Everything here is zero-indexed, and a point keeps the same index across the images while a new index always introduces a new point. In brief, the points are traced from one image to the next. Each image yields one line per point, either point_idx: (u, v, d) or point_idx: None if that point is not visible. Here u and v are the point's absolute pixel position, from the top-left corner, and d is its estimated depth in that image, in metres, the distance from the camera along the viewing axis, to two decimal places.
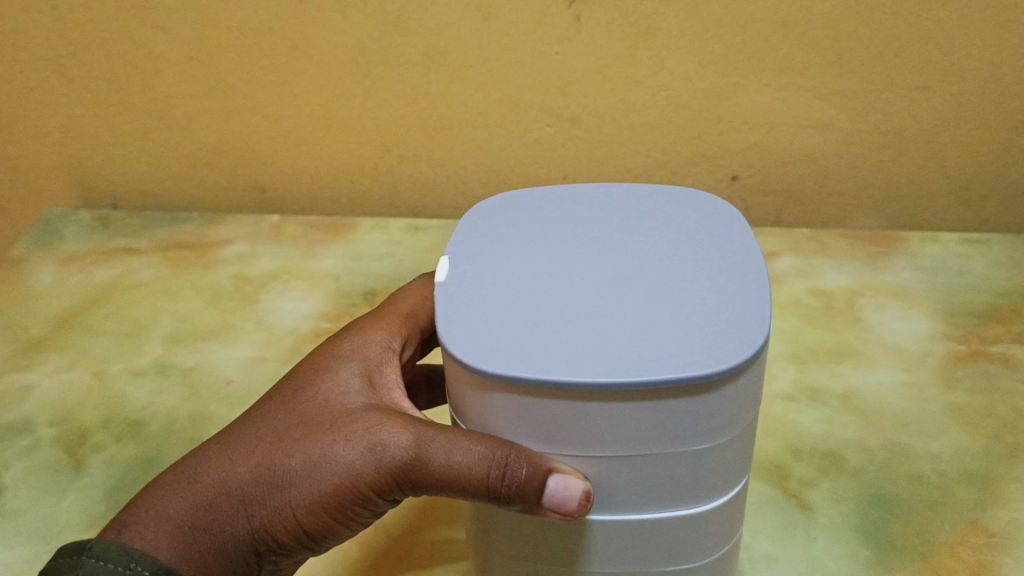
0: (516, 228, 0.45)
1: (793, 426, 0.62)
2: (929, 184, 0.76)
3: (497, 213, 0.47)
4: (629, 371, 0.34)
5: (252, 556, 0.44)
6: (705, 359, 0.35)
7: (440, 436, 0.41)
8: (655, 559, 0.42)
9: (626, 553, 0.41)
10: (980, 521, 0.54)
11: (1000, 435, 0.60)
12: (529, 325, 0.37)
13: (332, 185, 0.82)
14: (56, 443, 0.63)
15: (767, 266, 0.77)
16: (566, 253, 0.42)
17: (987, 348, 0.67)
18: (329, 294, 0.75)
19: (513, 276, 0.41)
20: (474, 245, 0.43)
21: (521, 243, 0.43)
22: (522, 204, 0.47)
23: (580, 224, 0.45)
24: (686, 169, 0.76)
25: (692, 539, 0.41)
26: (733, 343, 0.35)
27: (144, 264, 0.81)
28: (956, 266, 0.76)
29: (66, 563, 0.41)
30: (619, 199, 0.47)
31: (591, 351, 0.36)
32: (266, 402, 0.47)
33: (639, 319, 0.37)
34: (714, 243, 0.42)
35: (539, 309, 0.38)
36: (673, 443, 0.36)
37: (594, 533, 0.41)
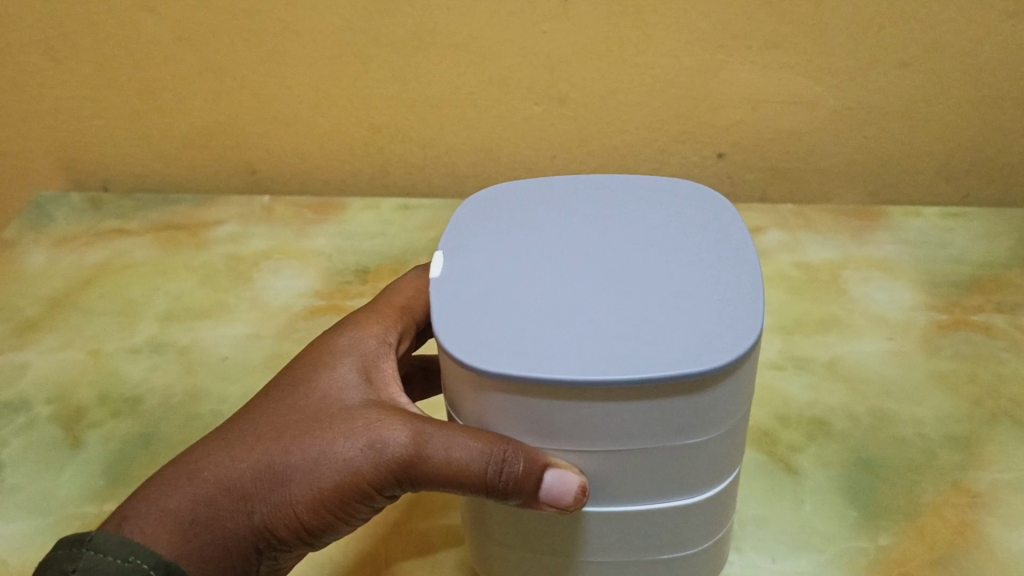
0: (508, 223, 0.46)
1: (780, 393, 0.63)
2: (911, 160, 0.78)
3: (489, 209, 0.47)
4: (625, 369, 0.35)
5: (253, 552, 0.45)
6: (699, 356, 0.36)
7: (438, 432, 0.41)
8: (647, 547, 0.43)
9: (619, 543, 0.43)
10: (964, 483, 0.56)
11: (981, 400, 0.61)
12: (526, 323, 0.38)
13: (323, 165, 0.82)
14: (54, 419, 0.63)
15: (753, 241, 0.78)
16: (561, 248, 0.43)
17: (969, 316, 0.68)
18: (322, 273, 0.76)
19: (509, 272, 0.42)
20: (470, 241, 0.44)
21: (515, 238, 0.44)
22: (516, 198, 0.48)
23: (574, 218, 0.46)
24: (673, 146, 0.78)
25: (683, 529, 0.42)
26: (726, 339, 0.36)
27: (136, 245, 0.82)
28: (938, 238, 0.77)
29: (65, 554, 0.42)
30: (609, 193, 0.48)
31: (587, 348, 0.36)
32: (263, 397, 0.48)
33: (634, 316, 0.38)
34: (704, 238, 0.43)
35: (533, 307, 0.39)
36: (666, 437, 0.37)
37: (589, 523, 0.42)
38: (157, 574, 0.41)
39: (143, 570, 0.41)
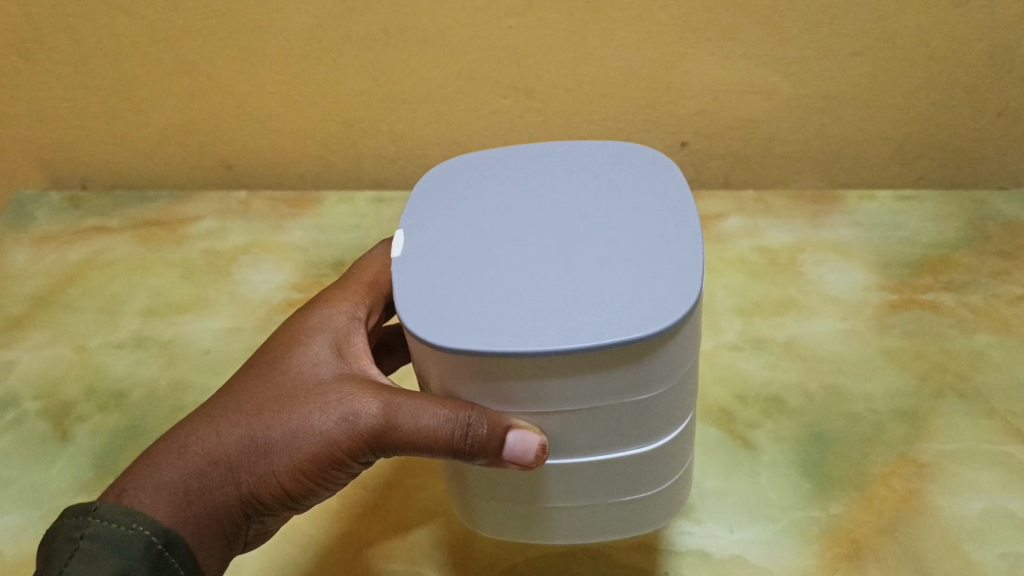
0: (464, 200, 0.48)
1: (739, 373, 0.66)
2: (866, 145, 0.81)
3: (444, 187, 0.50)
4: (575, 339, 0.38)
5: (241, 518, 0.48)
6: (642, 320, 0.38)
7: (407, 402, 0.44)
8: (607, 495, 0.45)
9: (579, 492, 0.45)
10: (910, 453, 0.59)
11: (929, 374, 0.65)
12: (483, 298, 0.41)
13: (298, 160, 0.84)
14: (43, 415, 0.66)
15: (714, 227, 0.81)
16: (517, 222, 0.46)
17: (918, 296, 0.72)
18: (299, 266, 0.78)
19: (466, 249, 0.44)
20: (429, 221, 0.46)
21: (472, 214, 0.47)
22: (473, 173, 0.50)
23: (529, 191, 0.48)
24: (637, 136, 0.80)
25: (639, 478, 0.45)
26: (667, 302, 0.39)
27: (117, 243, 0.83)
28: (891, 220, 0.80)
29: (71, 522, 0.43)
30: (560, 163, 0.50)
31: (539, 320, 0.39)
32: (243, 375, 0.50)
33: (582, 286, 0.41)
34: (648, 203, 0.46)
35: (490, 282, 0.42)
36: (618, 395, 0.40)
37: (552, 478, 0.44)
38: (159, 540, 0.43)
39: (146, 536, 0.43)
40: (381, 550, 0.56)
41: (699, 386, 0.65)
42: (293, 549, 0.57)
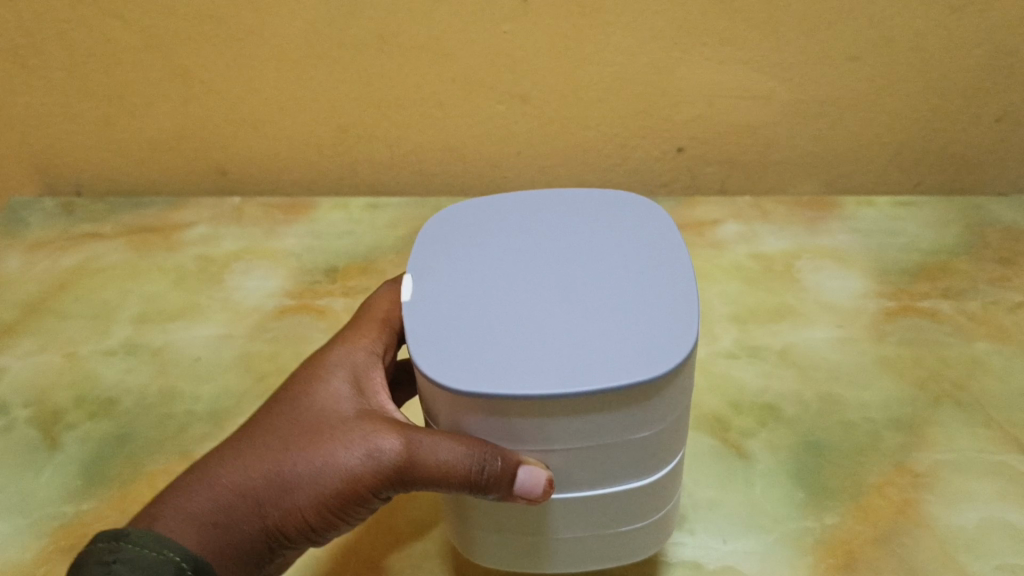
0: (471, 240, 0.47)
1: (734, 381, 0.65)
2: (864, 150, 0.80)
3: (442, 224, 0.49)
4: (591, 381, 0.37)
5: (264, 551, 0.47)
6: (653, 358, 0.38)
7: (426, 437, 0.43)
8: (606, 526, 0.45)
9: (579, 523, 0.44)
10: (906, 463, 0.59)
11: (926, 383, 0.64)
12: (496, 341, 0.40)
13: (292, 166, 0.84)
14: (32, 422, 0.65)
15: (710, 233, 0.80)
16: (515, 263, 0.45)
17: (916, 303, 0.71)
18: (292, 272, 0.78)
19: (467, 289, 0.44)
20: (431, 261, 0.46)
21: (472, 254, 0.46)
22: (468, 212, 0.50)
23: (524, 232, 0.48)
24: (633, 142, 0.80)
25: (637, 510, 0.44)
26: (675, 342, 0.39)
27: (109, 249, 0.83)
28: (889, 227, 0.80)
29: (103, 546, 0.42)
30: (551, 204, 0.50)
31: (555, 360, 0.39)
32: (265, 410, 0.50)
33: (595, 327, 0.40)
34: (648, 247, 0.45)
35: (495, 323, 0.41)
36: (621, 433, 0.39)
37: (555, 509, 0.43)
38: (188, 566, 0.43)
39: (176, 562, 0.42)
40: (370, 561, 0.56)
41: (694, 394, 0.64)
42: None
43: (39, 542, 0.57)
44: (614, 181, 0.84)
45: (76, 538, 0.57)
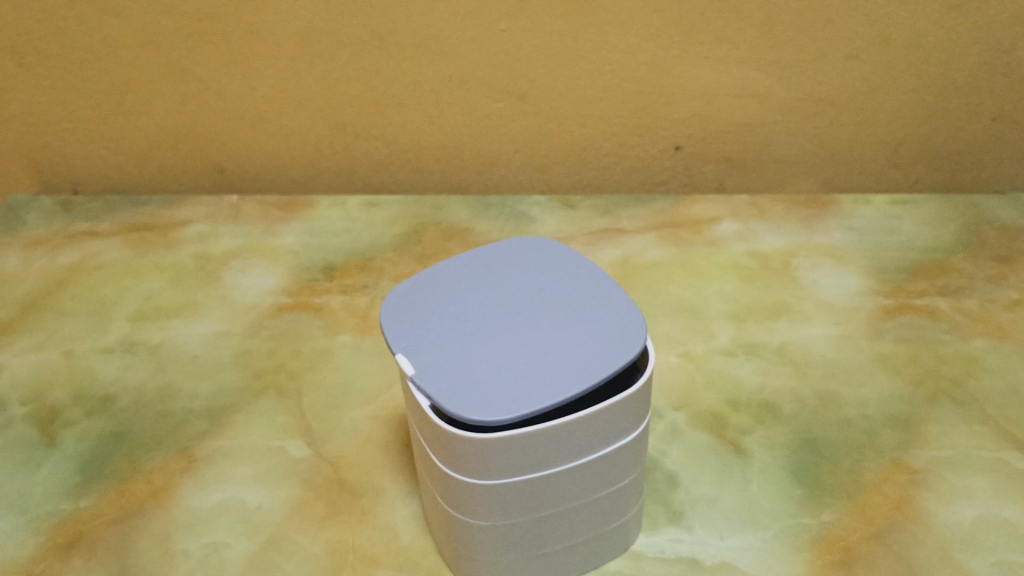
0: (445, 305, 0.50)
1: (732, 378, 0.65)
2: (861, 149, 0.80)
3: (411, 298, 0.51)
4: (581, 378, 0.45)
5: None
6: (625, 351, 0.46)
7: None
8: (591, 450, 0.47)
9: (568, 451, 0.46)
10: (903, 460, 0.59)
11: (923, 380, 0.64)
12: (506, 393, 0.44)
13: (289, 164, 0.84)
14: (29, 420, 0.65)
15: (708, 231, 0.80)
16: (495, 318, 0.49)
17: (913, 301, 0.72)
18: (290, 270, 0.78)
19: (462, 351, 0.47)
20: (422, 333, 0.48)
21: (453, 318, 0.49)
22: (426, 281, 0.52)
23: (486, 288, 0.52)
24: (630, 140, 0.80)
25: (617, 426, 0.47)
26: (636, 330, 0.47)
27: (109, 246, 0.82)
28: (886, 225, 0.80)
29: None
30: (493, 260, 0.54)
31: (558, 390, 0.44)
32: None
33: (587, 367, 0.45)
34: (595, 287, 0.51)
35: (499, 375, 0.45)
36: None
37: (552, 442, 0.45)
38: None
39: None
40: (368, 556, 0.55)
41: (691, 392, 0.64)
42: (279, 556, 0.55)
43: (36, 538, 0.57)
44: (611, 179, 0.84)
45: (74, 535, 0.57)
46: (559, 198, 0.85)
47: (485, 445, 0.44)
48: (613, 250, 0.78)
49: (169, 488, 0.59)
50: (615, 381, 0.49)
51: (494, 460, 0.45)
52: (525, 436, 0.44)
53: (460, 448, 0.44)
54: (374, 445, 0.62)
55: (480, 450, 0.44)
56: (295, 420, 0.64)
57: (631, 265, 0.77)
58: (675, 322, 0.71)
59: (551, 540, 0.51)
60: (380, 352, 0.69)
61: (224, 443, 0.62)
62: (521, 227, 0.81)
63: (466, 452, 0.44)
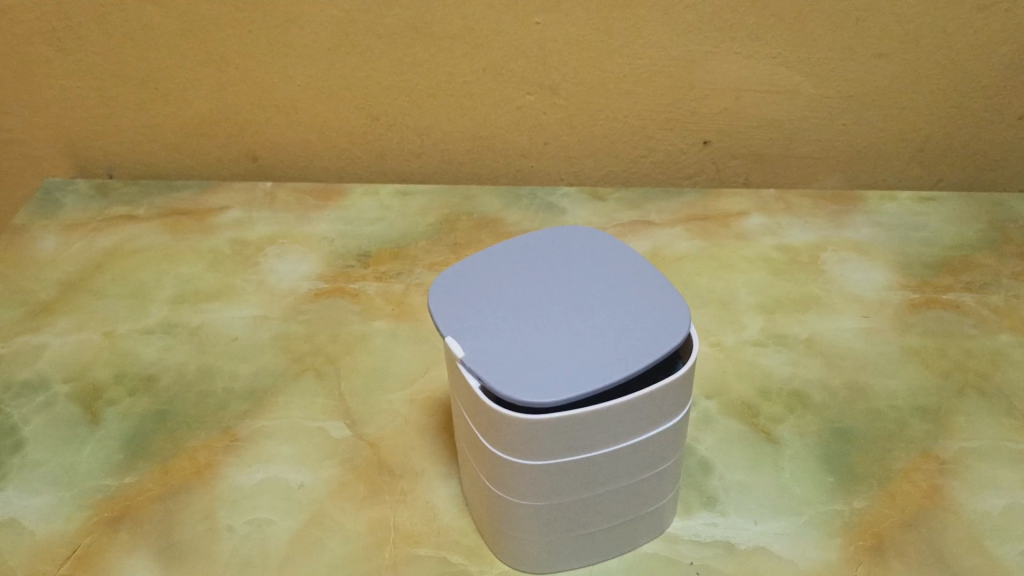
0: (491, 292, 0.51)
1: (762, 368, 0.67)
2: (887, 146, 0.82)
3: (457, 284, 0.52)
4: (627, 364, 0.46)
5: None
6: (670, 337, 0.47)
7: None
8: (637, 432, 0.48)
9: (613, 435, 0.47)
10: (933, 450, 0.60)
11: (951, 373, 0.66)
12: (554, 377, 0.45)
13: (322, 152, 0.85)
14: (72, 398, 0.66)
15: (736, 225, 0.81)
16: (540, 306, 0.50)
17: (939, 296, 0.73)
18: (325, 256, 0.79)
19: (510, 335, 0.48)
20: (469, 318, 0.49)
21: (499, 304, 0.50)
22: (472, 267, 0.54)
23: (529, 277, 0.53)
24: (660, 134, 0.81)
25: (661, 411, 0.48)
26: (679, 320, 0.48)
27: (144, 231, 0.83)
28: (911, 221, 0.81)
29: None
30: (536, 249, 0.55)
31: (605, 375, 0.45)
32: None
33: (632, 353, 0.46)
34: (637, 275, 0.52)
35: (547, 357, 0.46)
36: None
37: (601, 423, 0.46)
38: None
39: None
40: (410, 535, 0.56)
41: (722, 381, 0.66)
42: (323, 534, 0.56)
43: (83, 513, 0.58)
44: (639, 172, 0.85)
45: (120, 510, 0.58)
46: (588, 189, 0.86)
47: (536, 426, 0.44)
48: (643, 242, 0.79)
49: (213, 465, 0.61)
50: (658, 369, 0.50)
51: (540, 441, 0.45)
52: (573, 418, 0.45)
53: (508, 428, 0.45)
54: (413, 428, 0.63)
55: (527, 431, 0.45)
56: (335, 402, 0.65)
57: (661, 257, 0.78)
58: (705, 313, 0.72)
59: (591, 521, 0.52)
60: (416, 338, 0.71)
61: (264, 425, 0.63)
62: (552, 218, 0.82)
63: (513, 432, 0.45)
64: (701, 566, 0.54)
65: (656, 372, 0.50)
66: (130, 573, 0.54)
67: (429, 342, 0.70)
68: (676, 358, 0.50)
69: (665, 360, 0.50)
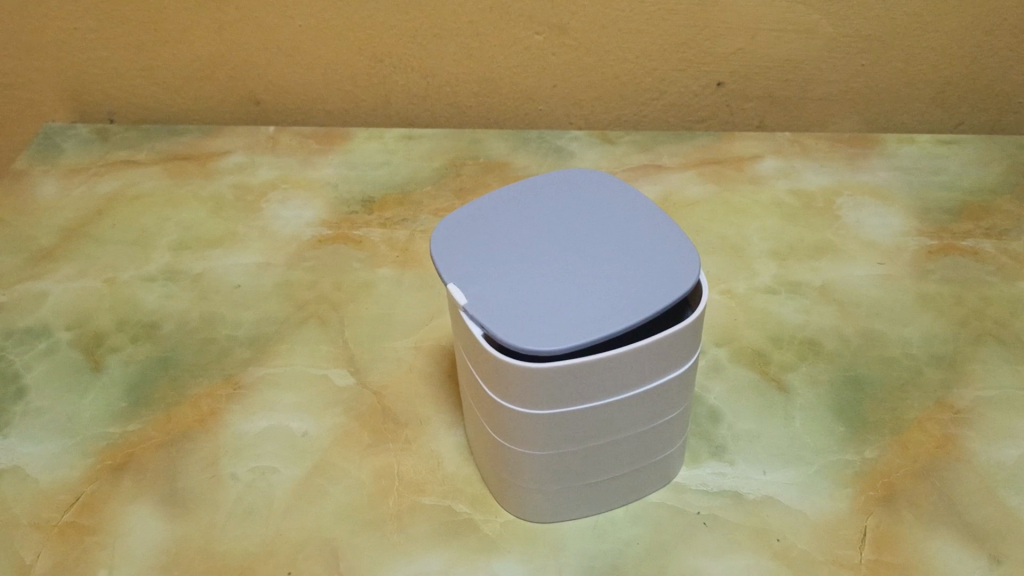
0: (494, 238, 0.50)
1: (774, 316, 0.65)
2: (907, 87, 0.79)
3: (459, 230, 0.51)
4: (635, 310, 0.44)
5: None
6: (680, 282, 0.46)
7: None
8: (645, 380, 0.47)
9: (621, 383, 0.46)
10: (947, 399, 0.59)
11: (967, 320, 0.64)
12: (559, 324, 0.44)
13: (325, 95, 0.83)
14: (75, 345, 0.65)
15: (750, 168, 0.79)
16: (545, 252, 0.49)
17: (958, 241, 0.71)
18: (329, 202, 0.78)
19: (513, 281, 0.47)
20: (472, 265, 0.48)
21: (503, 250, 0.49)
22: (475, 211, 0.52)
23: (533, 222, 0.51)
24: (672, 75, 0.79)
25: (669, 359, 0.46)
26: (689, 266, 0.47)
27: (146, 176, 0.82)
28: (930, 165, 0.79)
29: None
30: (541, 193, 0.54)
31: (612, 322, 0.44)
32: None
33: (640, 299, 0.45)
34: (644, 219, 0.51)
35: (552, 304, 0.45)
36: None
37: (608, 370, 0.44)
38: None
39: None
40: (414, 484, 0.56)
41: (733, 328, 0.64)
42: (326, 483, 0.56)
43: (86, 460, 0.57)
44: (650, 115, 0.83)
45: (124, 457, 0.58)
46: (597, 133, 0.84)
47: (541, 374, 0.43)
48: (654, 187, 0.77)
49: (216, 413, 0.60)
50: (666, 316, 0.49)
51: (545, 388, 0.44)
52: (579, 366, 0.43)
53: (512, 376, 0.44)
54: (417, 375, 0.63)
55: (532, 379, 0.44)
56: (339, 350, 0.64)
57: (672, 202, 0.76)
58: (715, 260, 0.71)
59: (598, 470, 0.51)
60: (421, 285, 0.70)
61: (267, 373, 0.63)
62: (560, 162, 0.80)
63: (517, 380, 0.44)
64: (708, 515, 0.53)
65: (664, 319, 0.48)
66: (135, 520, 0.54)
67: (434, 289, 0.69)
68: (685, 305, 0.49)
69: (673, 308, 0.48)
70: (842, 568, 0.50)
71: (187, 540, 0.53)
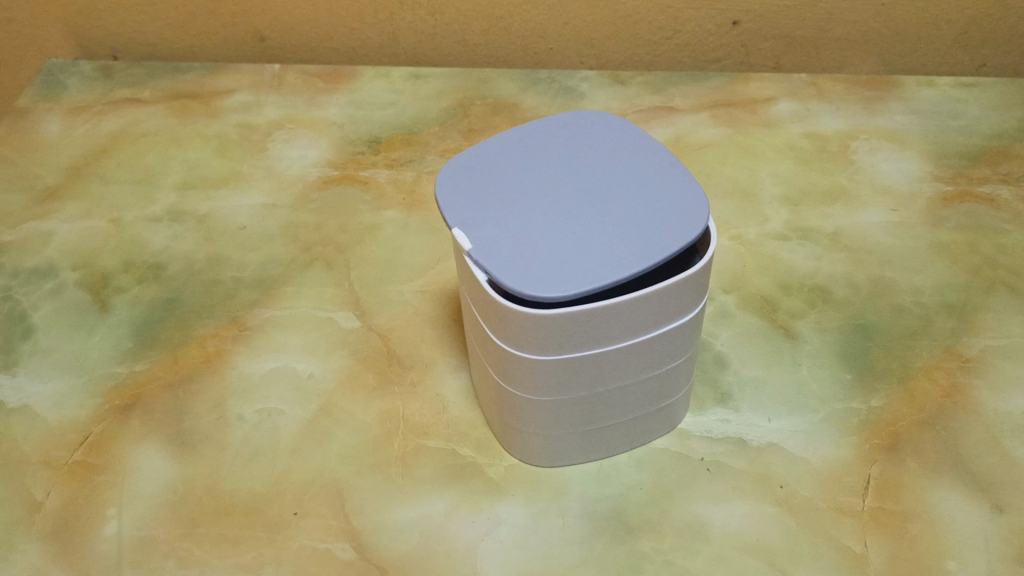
0: (501, 182, 0.49)
1: (783, 263, 0.64)
2: (929, 27, 0.77)
3: (466, 173, 0.50)
4: (642, 257, 0.44)
5: None
6: (687, 229, 0.45)
7: None
8: (651, 327, 0.46)
9: (625, 330, 0.45)
10: (957, 348, 0.58)
11: (980, 269, 0.63)
12: (564, 269, 0.43)
13: (331, 33, 0.81)
14: (81, 285, 0.65)
15: (765, 111, 0.78)
16: (551, 197, 0.48)
17: (974, 188, 0.70)
18: (335, 142, 0.77)
19: (519, 226, 0.46)
20: (477, 209, 0.47)
21: (509, 194, 0.48)
22: (482, 154, 0.51)
23: (541, 165, 0.50)
24: (687, 14, 0.76)
25: (676, 306, 0.46)
26: (697, 212, 0.46)
27: (150, 114, 0.81)
28: (949, 109, 0.77)
29: None
30: (550, 135, 0.53)
31: (618, 269, 0.43)
32: None
33: (646, 246, 0.44)
34: (654, 163, 0.50)
35: (557, 249, 0.44)
36: None
37: (614, 317, 0.44)
38: None
39: None
40: (418, 427, 0.56)
41: (742, 275, 0.64)
42: (332, 425, 0.56)
43: (94, 400, 0.58)
44: (663, 55, 0.81)
45: (130, 398, 0.58)
46: (609, 73, 0.82)
47: (545, 320, 0.43)
48: (665, 128, 0.76)
49: (222, 354, 0.60)
50: (674, 263, 0.48)
51: (550, 334, 0.44)
52: (584, 313, 0.43)
53: (517, 322, 0.44)
54: (423, 318, 0.62)
55: (537, 325, 0.43)
56: (344, 293, 0.64)
57: (683, 145, 0.75)
58: (727, 205, 0.70)
59: (602, 415, 0.51)
60: (428, 228, 0.69)
61: (272, 315, 0.63)
62: (569, 103, 0.79)
63: (522, 325, 0.44)
64: (713, 461, 0.53)
65: (671, 266, 0.48)
66: (143, 460, 0.54)
67: (441, 232, 0.68)
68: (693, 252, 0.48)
69: (681, 255, 0.48)
70: (844, 515, 0.50)
71: (194, 480, 0.53)
